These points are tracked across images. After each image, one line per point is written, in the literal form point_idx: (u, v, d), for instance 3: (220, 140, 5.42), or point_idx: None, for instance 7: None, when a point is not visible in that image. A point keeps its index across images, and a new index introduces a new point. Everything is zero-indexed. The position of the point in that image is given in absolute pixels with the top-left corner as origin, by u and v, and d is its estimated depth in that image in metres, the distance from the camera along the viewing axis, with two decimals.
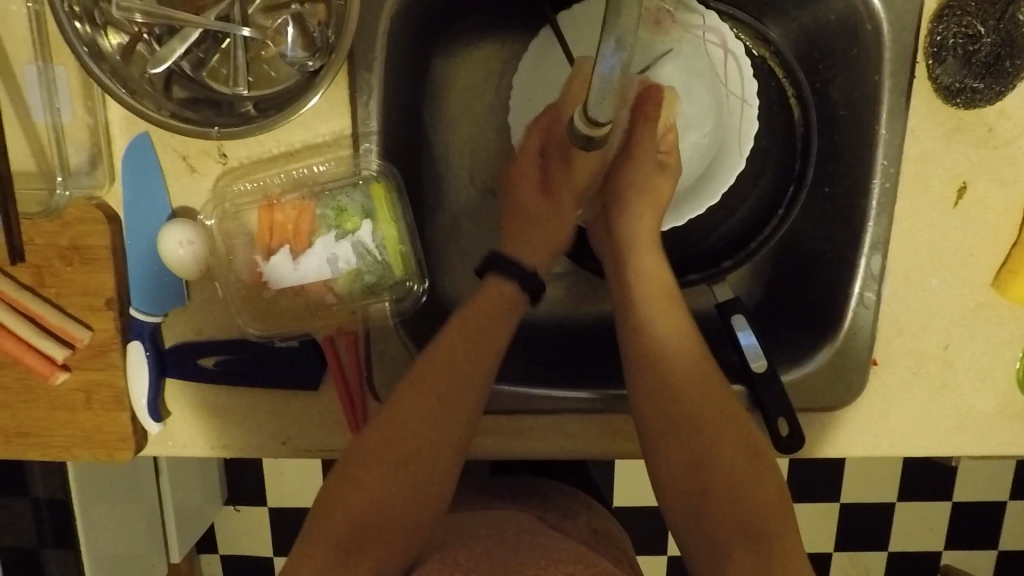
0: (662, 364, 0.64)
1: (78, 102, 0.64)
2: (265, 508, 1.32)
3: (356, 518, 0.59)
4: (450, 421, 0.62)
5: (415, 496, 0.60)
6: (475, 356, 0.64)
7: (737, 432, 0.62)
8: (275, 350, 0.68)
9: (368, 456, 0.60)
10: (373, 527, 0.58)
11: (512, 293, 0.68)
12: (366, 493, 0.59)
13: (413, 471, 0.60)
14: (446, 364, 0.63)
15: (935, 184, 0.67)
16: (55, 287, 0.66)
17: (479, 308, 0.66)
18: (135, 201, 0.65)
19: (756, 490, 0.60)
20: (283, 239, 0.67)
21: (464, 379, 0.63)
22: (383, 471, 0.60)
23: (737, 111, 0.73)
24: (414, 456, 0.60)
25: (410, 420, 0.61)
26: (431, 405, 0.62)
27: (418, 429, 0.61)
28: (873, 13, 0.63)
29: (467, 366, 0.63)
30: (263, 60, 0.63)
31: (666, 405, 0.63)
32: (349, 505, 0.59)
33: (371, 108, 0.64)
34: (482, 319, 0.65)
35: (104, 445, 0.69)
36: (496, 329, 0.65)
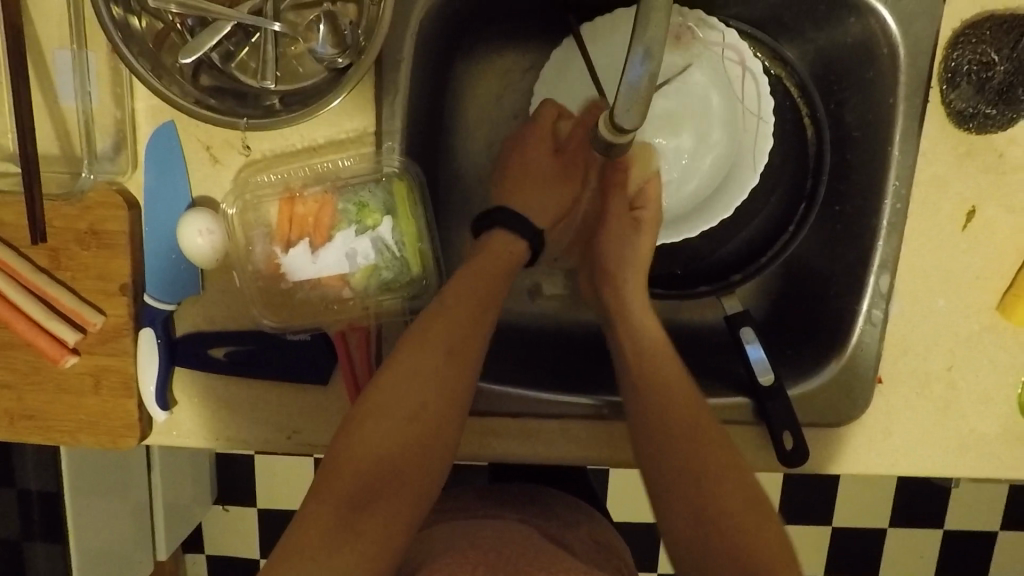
0: (660, 392, 0.65)
1: (105, 88, 0.65)
2: (256, 509, 1.30)
3: (358, 479, 0.58)
4: (451, 379, 0.63)
5: (417, 457, 0.60)
6: (475, 318, 0.65)
7: (730, 456, 0.63)
8: (288, 342, 0.68)
9: (368, 417, 0.60)
10: (377, 488, 0.58)
11: (515, 245, 0.71)
12: (369, 453, 0.59)
13: (414, 430, 0.61)
14: (447, 323, 0.64)
15: (945, 206, 0.68)
16: (71, 271, 0.67)
17: (480, 269, 0.67)
18: (156, 188, 0.66)
19: (753, 521, 0.60)
20: (302, 232, 0.67)
21: (466, 340, 0.64)
22: (385, 431, 0.60)
23: (752, 128, 0.75)
24: (415, 415, 0.61)
25: (412, 379, 0.61)
26: (433, 366, 0.62)
27: (418, 388, 0.61)
28: (890, 37, 0.65)
29: (468, 326, 0.64)
30: (292, 56, 0.64)
31: (660, 426, 0.64)
32: (351, 469, 0.59)
33: (396, 109, 0.65)
34: (483, 280, 0.67)
35: (108, 431, 0.69)
36: (497, 290, 0.67)
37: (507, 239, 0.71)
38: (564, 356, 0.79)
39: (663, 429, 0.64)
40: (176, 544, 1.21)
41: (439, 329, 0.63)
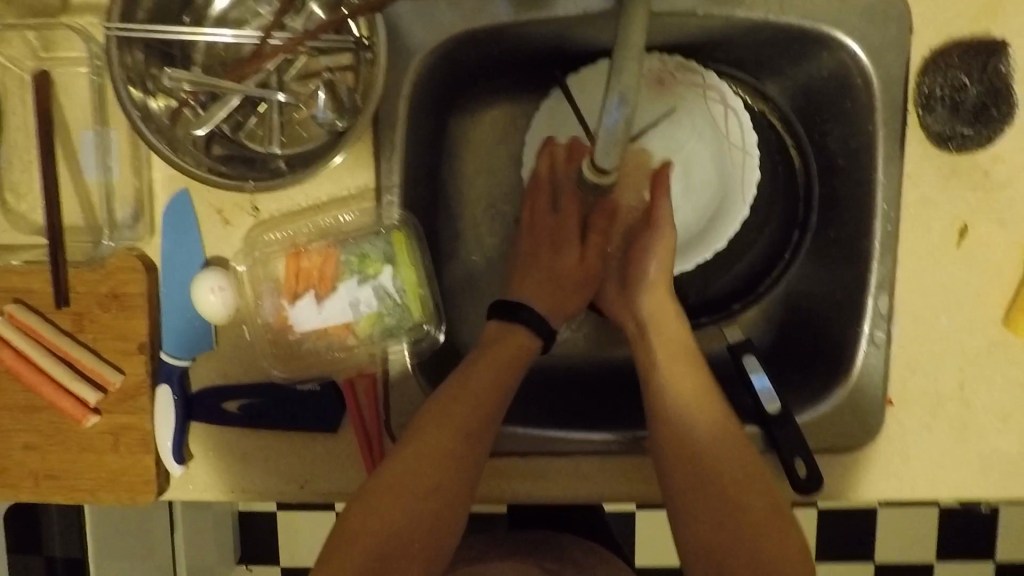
0: (688, 420, 0.64)
1: (126, 161, 0.70)
2: (279, 567, 1.30)
3: (369, 554, 0.60)
4: (463, 459, 0.63)
5: (427, 535, 0.62)
6: (492, 397, 0.66)
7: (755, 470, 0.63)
8: (297, 392, 0.70)
9: (381, 496, 0.62)
10: (387, 562, 0.60)
11: (529, 342, 0.70)
12: (382, 529, 0.61)
13: (425, 509, 0.62)
14: (463, 405, 0.64)
15: (936, 226, 0.69)
16: (93, 333, 0.70)
17: (494, 355, 0.67)
18: (172, 251, 0.70)
19: (778, 530, 0.62)
20: (308, 284, 0.70)
21: (480, 420, 0.65)
22: (397, 510, 0.61)
23: (740, 162, 0.76)
24: (427, 494, 0.62)
25: (425, 463, 0.62)
26: (444, 447, 0.63)
27: (430, 470, 0.62)
28: (863, 68, 0.67)
29: (483, 407, 0.65)
30: (296, 122, 0.69)
31: (683, 454, 0.64)
32: (364, 544, 0.61)
33: (394, 165, 0.68)
34: (499, 365, 0.67)
35: (128, 488, 0.71)
36: (510, 374, 0.67)
37: (523, 336, 0.70)
38: (572, 395, 0.80)
39: (688, 454, 0.63)
40: None
41: (455, 412, 0.64)
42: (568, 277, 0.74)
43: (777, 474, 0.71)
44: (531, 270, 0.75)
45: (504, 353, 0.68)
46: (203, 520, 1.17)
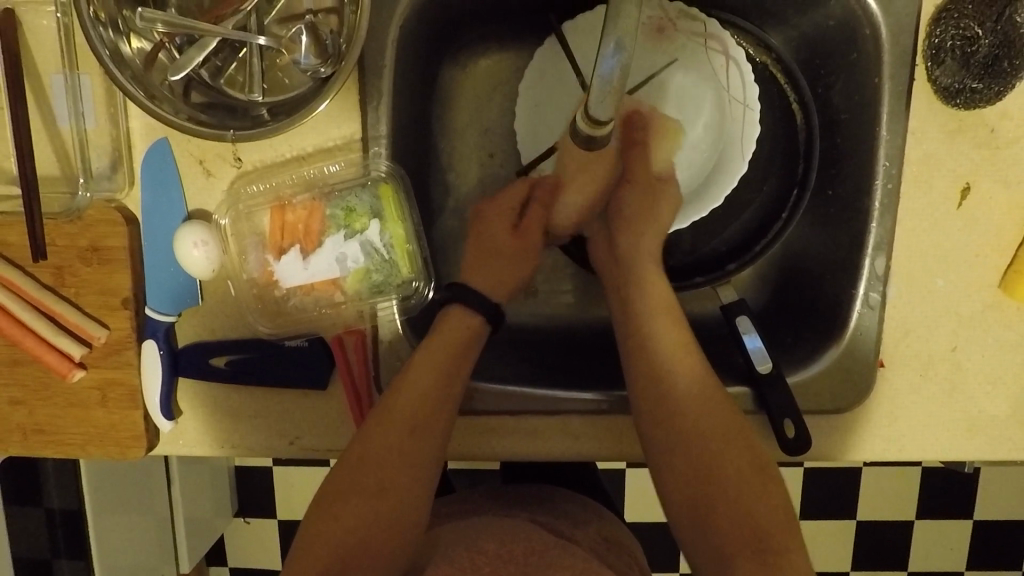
0: (678, 377, 0.64)
1: (101, 109, 0.67)
2: (276, 519, 1.32)
3: (333, 545, 0.59)
4: (418, 447, 0.62)
5: (388, 529, 0.60)
6: (445, 381, 0.64)
7: (737, 428, 0.62)
8: (285, 349, 0.69)
9: (341, 492, 0.61)
10: (350, 559, 0.59)
11: (474, 323, 0.68)
12: (341, 523, 0.60)
13: (385, 502, 0.61)
14: (416, 391, 0.63)
15: (938, 185, 0.67)
16: (75, 287, 0.69)
17: (442, 341, 0.66)
18: (152, 204, 0.67)
19: (760, 488, 0.60)
20: (294, 239, 0.69)
21: (432, 403, 0.63)
22: (356, 505, 0.60)
23: (740, 116, 0.74)
24: (383, 486, 0.61)
25: (383, 453, 0.62)
26: (399, 435, 0.62)
27: (387, 462, 0.62)
28: (872, 17, 0.64)
29: (435, 394, 0.63)
30: (278, 68, 0.66)
31: (665, 412, 0.63)
32: (325, 543, 0.59)
33: (381, 114, 0.66)
34: (447, 352, 0.65)
35: (117, 443, 0.71)
36: (463, 359, 0.66)
37: (467, 317, 0.68)
38: (564, 354, 0.79)
39: (671, 414, 0.63)
40: (198, 558, 1.22)
41: (406, 401, 0.63)
42: (523, 254, 0.73)
43: (766, 432, 0.71)
44: (491, 252, 0.73)
45: (453, 339, 0.66)
46: (198, 474, 1.19)
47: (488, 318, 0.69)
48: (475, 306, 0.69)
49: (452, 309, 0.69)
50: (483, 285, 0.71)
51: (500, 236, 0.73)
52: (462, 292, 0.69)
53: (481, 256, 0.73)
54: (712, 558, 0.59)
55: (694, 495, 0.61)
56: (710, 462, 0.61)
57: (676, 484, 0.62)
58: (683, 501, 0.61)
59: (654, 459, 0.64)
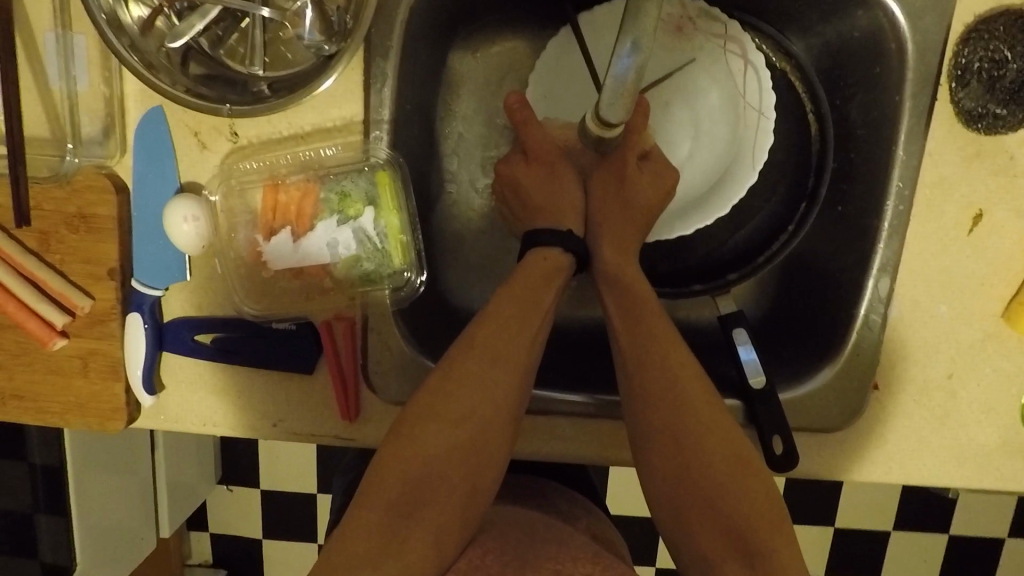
0: (680, 365, 0.61)
1: (95, 71, 0.64)
2: (258, 490, 1.31)
3: (407, 483, 0.57)
4: (501, 386, 0.60)
5: (467, 468, 0.59)
6: (530, 318, 0.63)
7: (720, 425, 0.60)
8: (272, 332, 0.68)
9: (417, 428, 0.59)
10: (424, 498, 0.57)
11: (560, 259, 0.66)
12: (416, 463, 0.58)
13: (467, 439, 0.59)
14: (499, 330, 0.62)
15: (951, 210, 0.66)
16: (60, 254, 0.67)
17: (527, 279, 0.64)
18: (144, 173, 0.65)
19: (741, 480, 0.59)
20: (285, 220, 0.67)
21: (519, 344, 0.62)
22: (432, 443, 0.58)
23: (753, 123, 0.72)
24: (461, 424, 0.59)
25: (461, 392, 0.59)
26: (480, 376, 0.60)
27: (469, 397, 0.59)
28: (898, 31, 0.62)
29: (521, 335, 0.62)
30: (281, 41, 0.63)
31: (666, 402, 0.60)
32: (399, 476, 0.57)
33: (384, 97, 0.64)
34: (534, 289, 0.64)
35: (97, 414, 0.70)
36: (548, 299, 0.64)
37: (553, 254, 0.66)
38: (555, 354, 0.78)
39: (671, 406, 0.60)
40: (178, 524, 1.22)
41: (489, 339, 0.61)
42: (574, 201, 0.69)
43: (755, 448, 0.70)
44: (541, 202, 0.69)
45: (539, 276, 0.64)
46: (181, 441, 1.18)
47: (577, 255, 0.67)
48: (562, 244, 0.66)
49: (540, 250, 0.66)
50: (562, 221, 0.68)
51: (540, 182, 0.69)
52: (550, 232, 0.67)
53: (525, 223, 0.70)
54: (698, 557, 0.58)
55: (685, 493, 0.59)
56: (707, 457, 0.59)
57: (658, 480, 0.60)
58: (673, 493, 0.59)
59: (642, 450, 0.61)
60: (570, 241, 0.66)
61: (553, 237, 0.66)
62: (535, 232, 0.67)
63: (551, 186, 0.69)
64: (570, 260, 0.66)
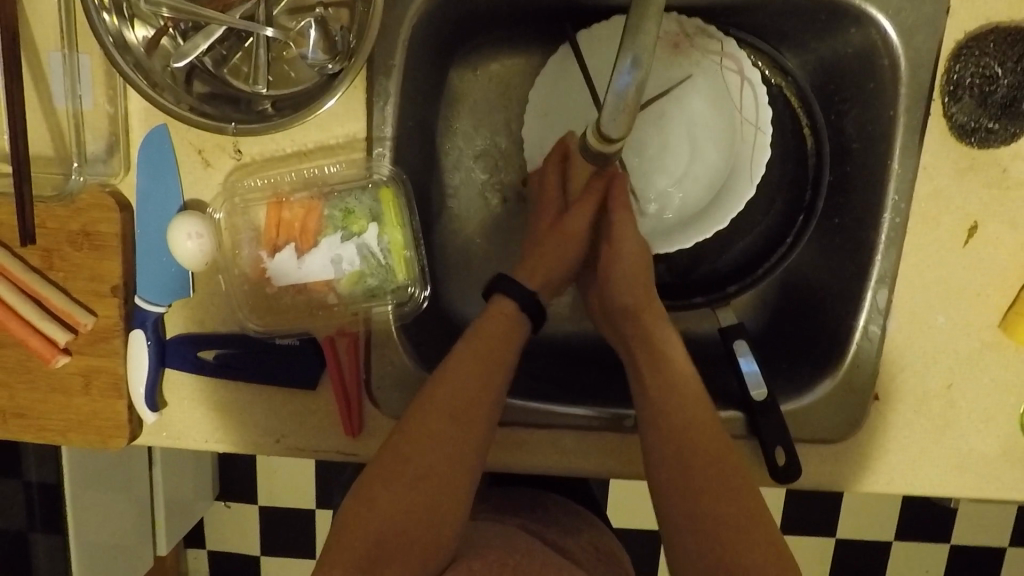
0: (666, 408, 0.63)
1: (100, 91, 0.65)
2: (256, 506, 1.30)
3: (365, 543, 0.57)
4: (458, 442, 0.60)
5: (423, 528, 0.58)
6: (488, 375, 0.63)
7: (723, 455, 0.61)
8: (275, 348, 0.68)
9: (376, 486, 0.59)
10: (382, 558, 0.57)
11: (515, 315, 0.66)
12: (373, 521, 0.58)
13: (422, 497, 0.59)
14: (457, 386, 0.61)
15: (946, 222, 0.67)
16: (63, 271, 0.67)
17: (486, 332, 0.64)
18: (148, 191, 0.66)
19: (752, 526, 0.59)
20: (289, 236, 0.67)
21: (475, 400, 0.61)
22: (389, 501, 0.58)
23: (750, 138, 0.73)
24: (419, 482, 0.59)
25: (419, 450, 0.59)
26: (439, 432, 0.60)
27: (426, 455, 0.59)
28: (891, 48, 0.63)
29: (478, 391, 0.62)
30: (285, 61, 0.64)
31: (672, 444, 0.61)
32: (360, 534, 0.57)
33: (387, 114, 0.64)
34: (489, 345, 0.64)
35: (99, 431, 0.69)
36: (506, 356, 0.64)
37: (508, 309, 0.66)
38: (556, 368, 0.78)
39: (677, 449, 0.61)
40: (176, 541, 1.21)
41: (445, 394, 0.61)
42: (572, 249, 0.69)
43: (757, 459, 0.70)
44: (542, 253, 0.69)
45: (502, 332, 0.65)
46: (180, 457, 1.17)
47: (533, 317, 0.67)
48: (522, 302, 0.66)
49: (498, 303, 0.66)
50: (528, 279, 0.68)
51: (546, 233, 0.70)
52: (508, 285, 0.67)
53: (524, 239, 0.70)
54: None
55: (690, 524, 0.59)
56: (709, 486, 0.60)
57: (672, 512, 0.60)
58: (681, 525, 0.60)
59: (660, 491, 0.61)
60: (527, 301, 0.66)
61: (508, 289, 0.66)
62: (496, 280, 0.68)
63: (560, 228, 0.70)
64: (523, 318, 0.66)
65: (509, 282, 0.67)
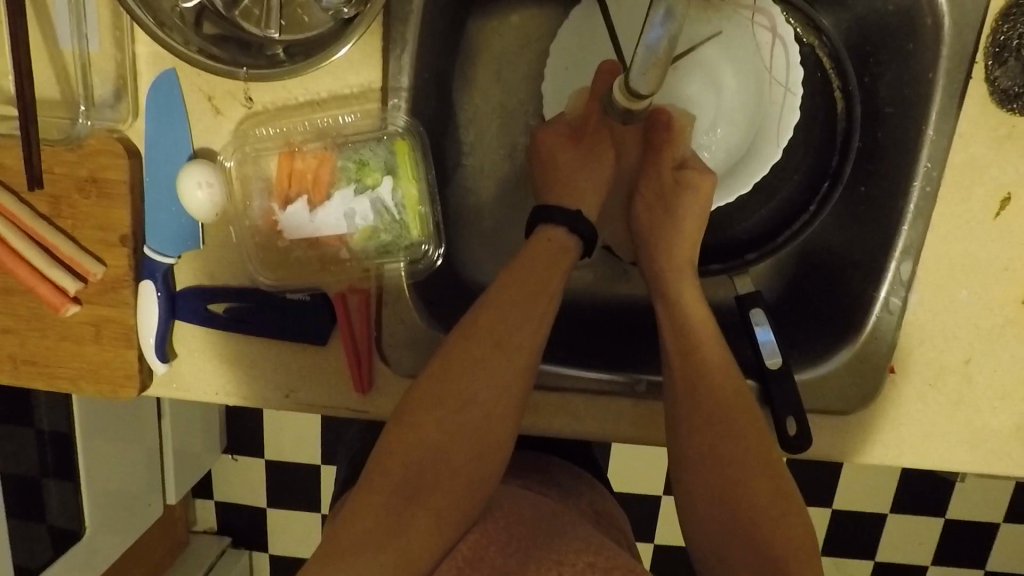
0: (697, 347, 0.63)
1: (107, 32, 0.63)
2: (263, 459, 1.32)
3: (410, 466, 0.57)
4: (505, 370, 0.60)
5: (469, 453, 0.58)
6: (535, 307, 0.62)
7: (745, 400, 0.61)
8: (285, 301, 0.67)
9: (420, 410, 0.58)
10: (427, 481, 0.56)
11: (566, 241, 0.66)
12: (418, 445, 0.57)
13: (468, 423, 0.58)
14: (501, 313, 0.61)
15: (978, 193, 0.64)
16: (71, 219, 0.66)
17: (534, 258, 0.64)
18: (156, 138, 0.64)
19: (760, 482, 0.59)
20: (301, 188, 0.65)
21: (521, 328, 0.61)
22: (435, 425, 0.58)
23: (779, 100, 0.70)
24: (464, 408, 0.58)
25: (465, 375, 0.59)
26: (484, 358, 0.59)
27: (474, 382, 0.59)
28: (935, 6, 0.60)
29: (524, 321, 0.61)
30: (298, 4, 0.61)
31: (691, 385, 0.62)
32: (403, 459, 0.57)
33: (404, 62, 0.62)
34: (534, 272, 0.63)
35: (110, 381, 0.69)
36: (552, 284, 0.63)
37: (558, 235, 0.66)
38: (567, 330, 0.77)
39: (717, 401, 0.61)
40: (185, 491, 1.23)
41: (492, 321, 0.61)
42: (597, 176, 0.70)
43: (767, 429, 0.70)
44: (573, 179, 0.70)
45: (549, 262, 0.64)
46: (188, 409, 1.18)
47: (584, 238, 0.67)
48: (570, 226, 0.67)
49: (545, 234, 0.66)
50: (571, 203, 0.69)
51: (576, 163, 0.70)
52: (552, 211, 0.67)
53: (556, 184, 0.70)
54: (711, 534, 0.59)
55: (716, 472, 0.59)
56: (729, 429, 0.60)
57: (701, 460, 0.60)
58: (701, 472, 0.60)
59: (682, 433, 0.61)
60: (579, 224, 0.67)
61: (556, 215, 0.66)
62: (545, 207, 0.67)
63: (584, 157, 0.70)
64: (576, 244, 0.66)
65: (555, 209, 0.67)
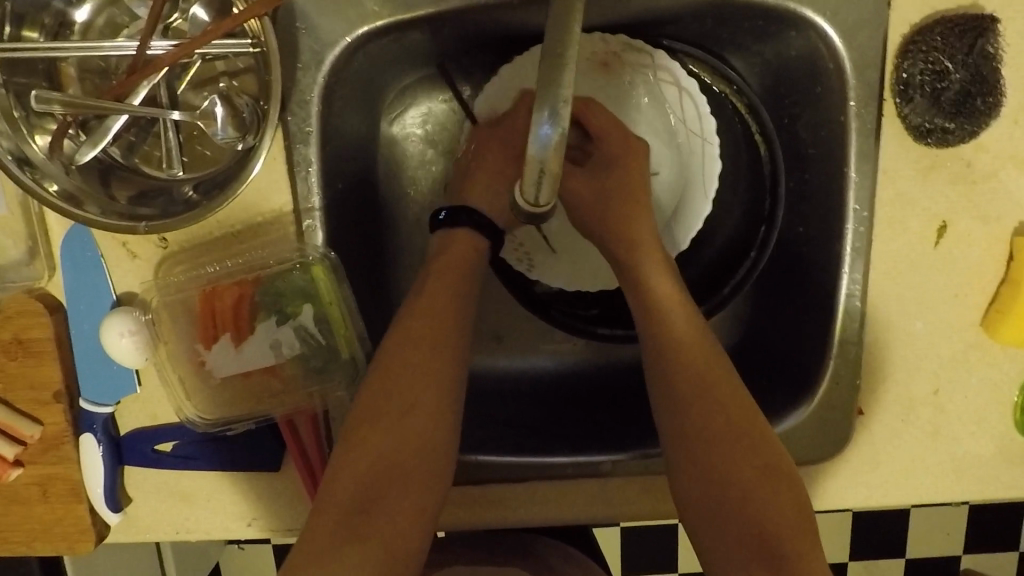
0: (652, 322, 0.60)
1: (12, 196, 0.62)
2: None
3: (360, 479, 0.54)
4: (444, 361, 0.57)
5: (416, 454, 0.55)
6: (461, 306, 0.60)
7: (713, 371, 0.58)
8: (230, 436, 0.66)
9: (365, 428, 0.55)
10: (374, 497, 0.53)
11: (472, 241, 0.64)
12: (361, 460, 0.54)
13: (411, 427, 0.55)
14: (428, 314, 0.59)
15: (914, 225, 0.63)
16: (3, 383, 0.65)
17: (445, 262, 0.62)
18: (76, 291, 0.63)
19: (742, 456, 0.55)
20: (224, 327, 0.65)
21: (456, 324, 0.59)
22: (382, 437, 0.55)
23: (699, 150, 0.70)
24: (406, 414, 0.55)
25: (404, 379, 0.56)
26: (422, 355, 0.57)
27: (410, 386, 0.56)
28: (834, 51, 0.60)
29: (454, 322, 0.59)
30: (196, 140, 0.61)
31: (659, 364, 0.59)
32: (350, 475, 0.54)
33: (311, 182, 0.60)
34: (455, 267, 0.61)
35: (64, 537, 0.67)
36: (467, 281, 0.61)
37: (464, 235, 0.64)
38: (528, 406, 0.75)
39: (687, 385, 0.57)
40: None
41: (419, 322, 0.58)
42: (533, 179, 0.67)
43: None
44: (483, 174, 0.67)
45: (456, 267, 0.61)
46: None
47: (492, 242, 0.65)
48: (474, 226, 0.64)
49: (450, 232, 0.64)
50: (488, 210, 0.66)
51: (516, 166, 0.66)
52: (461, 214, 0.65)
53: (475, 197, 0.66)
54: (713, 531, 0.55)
55: (698, 463, 0.56)
56: (694, 406, 0.57)
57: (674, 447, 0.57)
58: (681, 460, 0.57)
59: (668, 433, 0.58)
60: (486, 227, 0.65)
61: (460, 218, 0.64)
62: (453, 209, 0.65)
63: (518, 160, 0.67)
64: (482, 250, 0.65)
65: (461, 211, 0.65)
